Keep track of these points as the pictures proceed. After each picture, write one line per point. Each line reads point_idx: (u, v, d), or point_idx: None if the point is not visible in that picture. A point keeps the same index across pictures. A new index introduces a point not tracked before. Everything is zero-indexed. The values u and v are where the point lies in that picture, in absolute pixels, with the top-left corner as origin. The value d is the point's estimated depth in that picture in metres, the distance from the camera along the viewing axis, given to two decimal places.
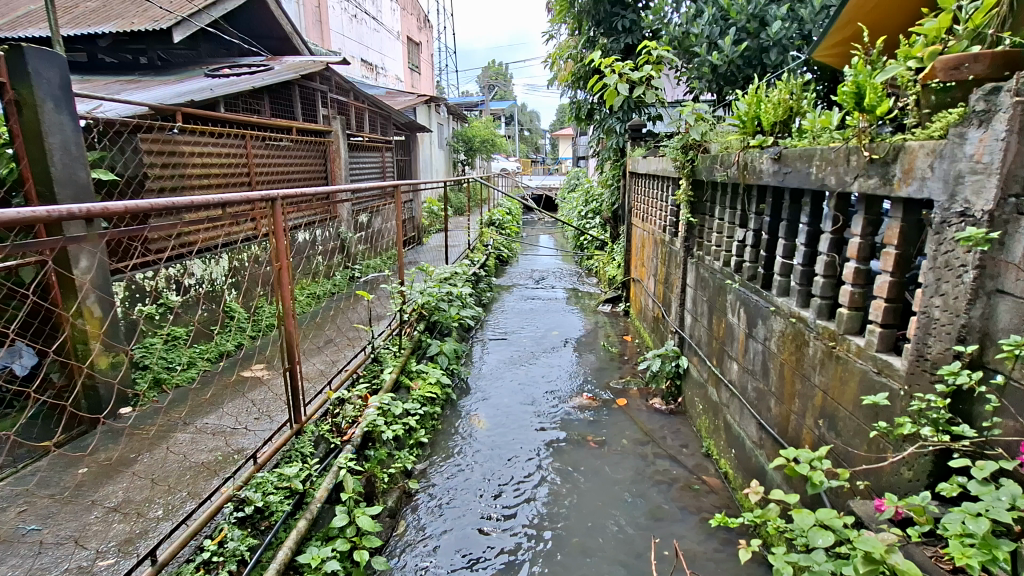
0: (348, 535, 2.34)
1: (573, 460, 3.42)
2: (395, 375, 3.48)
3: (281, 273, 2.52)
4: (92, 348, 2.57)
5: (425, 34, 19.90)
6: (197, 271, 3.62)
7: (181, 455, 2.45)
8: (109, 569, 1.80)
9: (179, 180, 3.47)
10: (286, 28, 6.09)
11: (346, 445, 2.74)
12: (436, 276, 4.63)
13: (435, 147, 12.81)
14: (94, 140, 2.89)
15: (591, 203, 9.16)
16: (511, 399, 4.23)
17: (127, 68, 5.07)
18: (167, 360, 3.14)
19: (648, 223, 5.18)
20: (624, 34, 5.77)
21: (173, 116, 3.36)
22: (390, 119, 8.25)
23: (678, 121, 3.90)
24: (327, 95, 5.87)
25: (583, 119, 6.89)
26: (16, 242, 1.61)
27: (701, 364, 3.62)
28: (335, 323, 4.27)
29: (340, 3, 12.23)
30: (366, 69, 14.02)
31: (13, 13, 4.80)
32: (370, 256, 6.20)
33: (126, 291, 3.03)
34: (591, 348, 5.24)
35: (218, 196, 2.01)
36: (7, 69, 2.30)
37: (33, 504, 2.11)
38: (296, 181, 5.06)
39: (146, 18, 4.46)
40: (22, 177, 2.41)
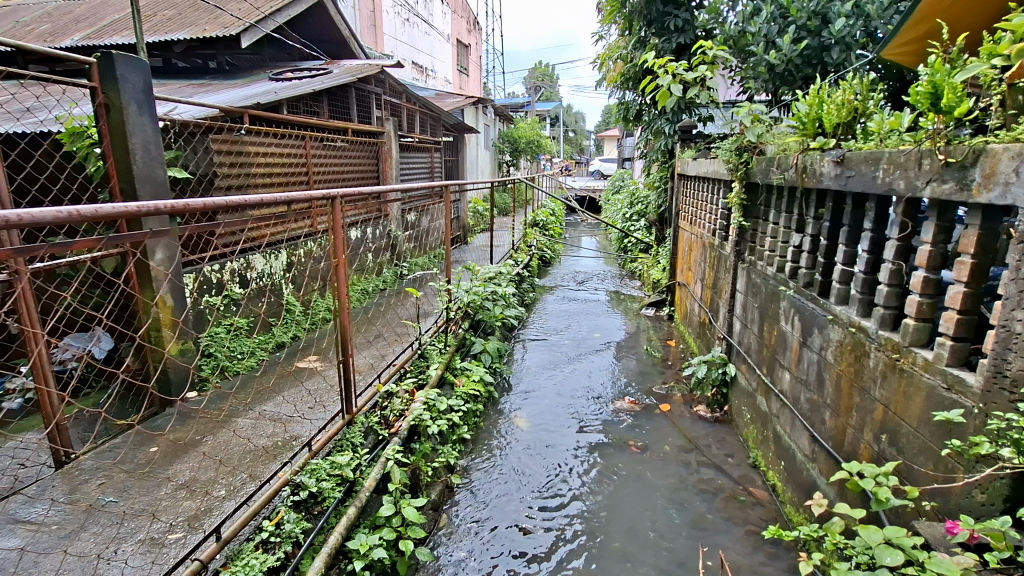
0: (394, 525, 2.42)
1: (615, 463, 3.40)
2: (440, 371, 3.56)
3: (338, 269, 2.63)
4: (165, 335, 2.72)
5: (475, 36, 20.17)
6: (259, 266, 3.82)
7: (243, 439, 2.58)
8: (179, 543, 1.92)
9: (244, 178, 3.65)
10: (343, 32, 6.30)
11: (394, 437, 2.82)
12: (481, 275, 4.69)
13: (481, 147, 12.94)
14: (171, 140, 3.09)
15: (636, 205, 9.05)
16: (553, 399, 4.24)
17: (197, 72, 5.37)
18: (231, 349, 3.33)
19: (697, 226, 5.08)
20: (676, 34, 5.66)
21: (240, 117, 3.55)
22: (439, 120, 8.40)
23: (733, 122, 3.80)
24: (380, 97, 6.04)
25: (631, 119, 6.81)
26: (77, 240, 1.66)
27: (750, 373, 3.52)
28: (384, 319, 4.41)
29: (393, 7, 12.54)
30: (416, 70, 14.31)
31: (100, 21, 5.18)
32: (416, 254, 6.34)
33: (196, 283, 3.22)
34: (633, 351, 5.18)
35: (285, 195, 2.13)
36: (98, 75, 2.48)
37: (111, 478, 2.28)
38: (350, 180, 5.24)
39: (217, 25, 4.72)
40: (108, 174, 2.60)
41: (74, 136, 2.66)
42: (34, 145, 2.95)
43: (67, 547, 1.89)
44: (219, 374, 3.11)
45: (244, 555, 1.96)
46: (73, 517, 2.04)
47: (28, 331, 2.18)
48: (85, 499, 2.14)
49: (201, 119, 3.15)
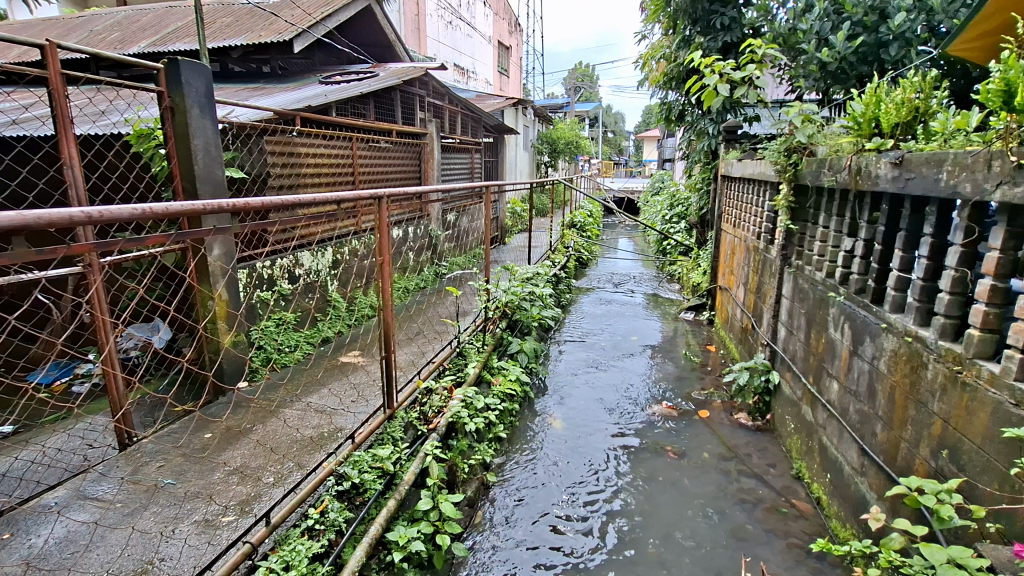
0: (432, 519, 2.47)
1: (652, 469, 3.35)
2: (478, 370, 3.61)
3: (382, 267, 2.71)
4: (220, 327, 2.85)
5: (516, 38, 20.27)
6: (307, 262, 3.95)
7: (291, 428, 2.69)
8: (232, 525, 2.01)
9: (295, 178, 3.79)
10: (390, 36, 6.46)
11: (433, 433, 2.88)
12: (520, 275, 4.71)
13: (520, 149, 12.98)
14: (229, 142, 3.23)
15: (677, 206, 8.89)
16: (589, 401, 4.22)
17: (252, 76, 5.60)
18: (280, 342, 3.46)
19: (740, 229, 4.95)
20: (722, 32, 5.53)
21: (293, 120, 3.69)
22: (479, 121, 8.48)
23: (781, 122, 3.68)
24: (423, 99, 6.16)
25: (674, 120, 6.71)
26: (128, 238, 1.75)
27: (795, 381, 3.40)
28: (425, 316, 4.50)
29: (436, 11, 12.77)
30: (458, 71, 14.50)
31: (166, 29, 5.49)
32: (455, 254, 6.42)
33: (249, 278, 3.36)
34: (671, 355, 5.09)
35: (335, 195, 2.23)
36: (165, 80, 2.63)
37: (170, 461, 2.41)
38: (393, 181, 5.35)
39: (272, 31, 4.92)
40: (172, 174, 2.75)
41: (141, 137, 2.82)
42: (107, 146, 3.14)
43: (132, 523, 2.02)
44: (269, 365, 3.25)
45: (291, 540, 2.04)
46: (136, 497, 2.17)
47: (100, 321, 2.32)
48: (146, 480, 2.28)
49: (257, 121, 3.29)
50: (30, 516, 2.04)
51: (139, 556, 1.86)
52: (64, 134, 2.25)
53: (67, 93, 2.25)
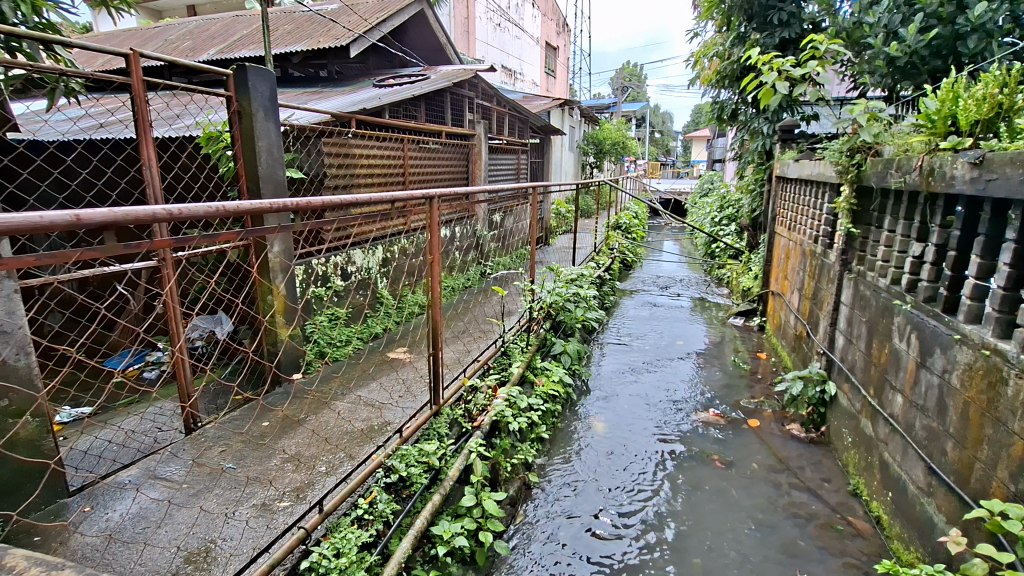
0: (475, 515, 2.51)
1: (697, 477, 3.27)
2: (522, 369, 3.63)
3: (432, 265, 2.76)
4: (277, 320, 2.97)
5: (564, 38, 20.22)
6: (358, 260, 4.07)
7: (342, 420, 2.78)
8: (287, 511, 2.11)
9: (349, 179, 3.92)
10: (441, 39, 6.57)
11: (477, 431, 2.91)
12: (564, 276, 4.69)
13: (566, 149, 12.92)
14: (290, 144, 3.37)
15: (727, 208, 8.63)
16: (633, 405, 4.15)
17: (310, 80, 5.84)
18: (332, 336, 3.59)
19: (796, 232, 4.75)
20: (779, 28, 5.34)
21: (348, 122, 3.81)
22: (527, 122, 8.49)
23: (844, 121, 3.52)
24: (472, 100, 6.22)
25: (726, 119, 6.52)
26: (204, 235, 1.84)
27: (854, 393, 3.22)
28: (470, 315, 4.56)
29: (485, 13, 12.91)
30: (506, 73, 14.59)
31: (232, 37, 5.80)
32: (500, 254, 6.47)
33: (305, 274, 3.47)
34: (718, 362, 4.95)
35: (389, 195, 2.30)
36: (233, 85, 2.76)
37: (231, 446, 2.54)
38: (441, 181, 5.44)
39: (330, 37, 5.12)
40: (238, 174, 2.89)
41: (210, 140, 2.98)
42: (180, 148, 3.36)
43: (198, 503, 2.14)
44: (321, 358, 3.37)
45: (342, 528, 2.10)
46: (200, 479, 2.29)
47: (171, 311, 2.47)
48: (209, 463, 2.41)
49: (316, 124, 3.42)
50: (108, 491, 2.20)
51: (204, 534, 1.97)
52: (144, 136, 2.40)
53: (147, 97, 2.39)
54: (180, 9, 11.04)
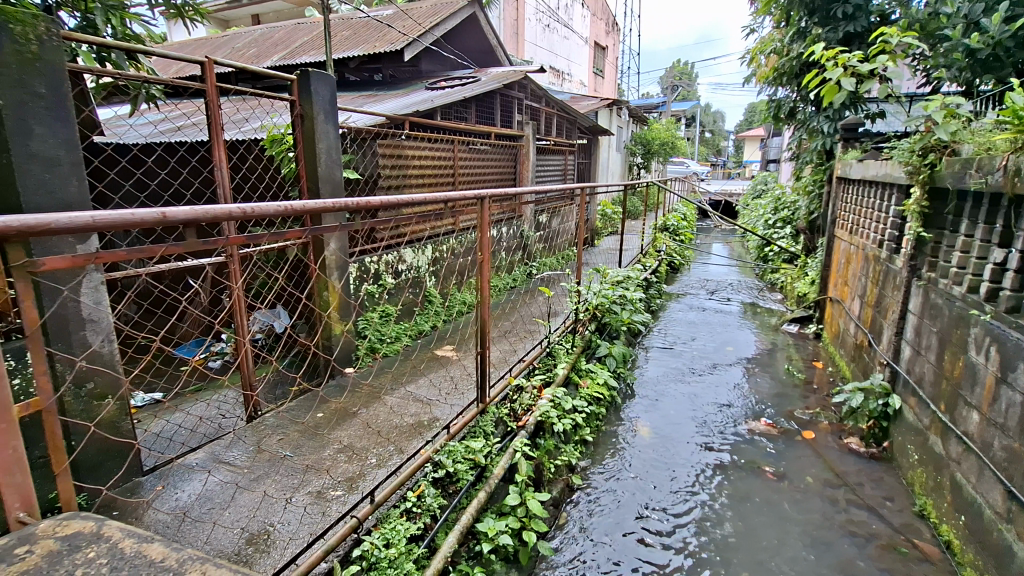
0: (519, 515, 2.52)
1: (748, 488, 3.16)
2: (567, 371, 3.62)
3: (482, 265, 2.79)
4: (331, 316, 3.06)
5: (613, 38, 20.00)
6: (408, 259, 4.15)
7: (391, 414, 2.85)
8: (340, 500, 2.18)
9: (401, 180, 4.01)
10: (492, 41, 6.64)
11: (522, 430, 2.92)
12: (611, 278, 4.64)
13: (613, 150, 12.77)
14: (348, 145, 3.49)
15: (782, 211, 8.29)
16: (679, 411, 4.06)
17: (364, 84, 6.03)
18: (381, 333, 3.68)
19: (858, 236, 4.51)
20: (844, 22, 5.07)
21: (402, 124, 3.91)
22: (575, 123, 8.44)
23: (917, 119, 3.32)
24: (522, 102, 6.24)
25: (783, 118, 6.28)
26: (273, 232, 1.95)
27: (922, 408, 3.03)
28: (515, 316, 4.58)
29: (535, 15, 12.95)
30: (553, 74, 14.58)
31: (293, 44, 6.07)
32: (545, 255, 6.46)
33: (359, 272, 3.57)
34: (770, 370, 4.76)
35: (443, 196, 2.36)
36: (297, 90, 2.89)
37: (288, 435, 2.65)
38: (489, 182, 5.49)
39: (385, 42, 5.28)
40: (300, 175, 3.02)
41: (274, 142, 3.12)
42: (247, 150, 3.54)
43: (258, 488, 2.25)
44: (371, 353, 3.47)
45: (392, 519, 2.16)
46: (260, 465, 2.41)
47: (237, 304, 2.60)
48: (268, 449, 2.53)
49: (371, 126, 3.53)
50: (178, 472, 2.34)
51: (263, 517, 2.07)
52: (216, 138, 2.54)
53: (220, 101, 2.54)
54: (245, 19, 11.64)
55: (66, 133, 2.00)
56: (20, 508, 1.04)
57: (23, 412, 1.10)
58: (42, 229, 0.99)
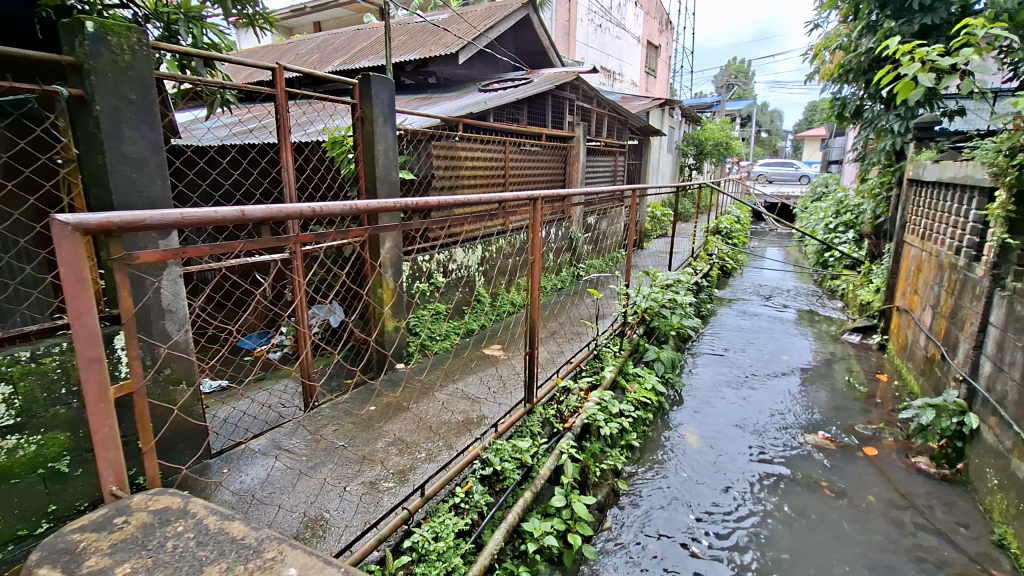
0: (564, 517, 2.51)
1: (803, 503, 3.02)
2: (615, 374, 3.58)
3: (533, 265, 2.79)
4: (384, 313, 3.16)
5: (666, 37, 19.61)
6: (459, 259, 4.21)
7: (440, 411, 2.90)
8: (392, 491, 2.24)
9: (454, 180, 4.08)
10: (545, 42, 6.65)
11: (569, 432, 2.92)
12: (660, 282, 4.55)
13: (664, 151, 12.51)
14: (404, 147, 3.59)
15: (845, 214, 7.89)
16: (730, 420, 3.92)
17: (418, 86, 6.17)
18: (431, 330, 3.76)
19: (932, 241, 4.23)
20: (920, 15, 4.78)
21: (457, 126, 3.98)
22: (627, 124, 8.34)
23: (1004, 116, 3.08)
24: (573, 103, 6.22)
25: (849, 117, 5.98)
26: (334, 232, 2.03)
27: (1003, 429, 2.80)
28: (562, 317, 4.57)
29: (587, 15, 12.90)
30: (604, 74, 14.46)
31: (353, 49, 6.29)
32: (593, 256, 6.41)
33: (411, 270, 3.66)
34: (829, 381, 4.53)
35: (496, 196, 2.38)
36: (358, 94, 2.99)
37: (342, 426, 2.74)
38: (539, 183, 5.49)
39: (441, 45, 5.40)
40: (359, 176, 3.13)
41: (335, 143, 3.23)
42: (311, 151, 3.71)
43: (315, 475, 2.34)
44: (421, 350, 3.54)
45: (441, 513, 2.20)
46: (317, 453, 2.51)
47: (299, 299, 2.72)
48: (323, 439, 2.63)
49: (427, 128, 3.61)
50: (242, 456, 2.48)
51: (319, 504, 2.16)
52: (284, 140, 2.67)
53: (288, 105, 2.66)
54: (307, 26, 12.19)
55: (153, 137, 2.15)
56: (112, 483, 1.12)
57: (117, 394, 1.19)
58: (137, 225, 1.10)
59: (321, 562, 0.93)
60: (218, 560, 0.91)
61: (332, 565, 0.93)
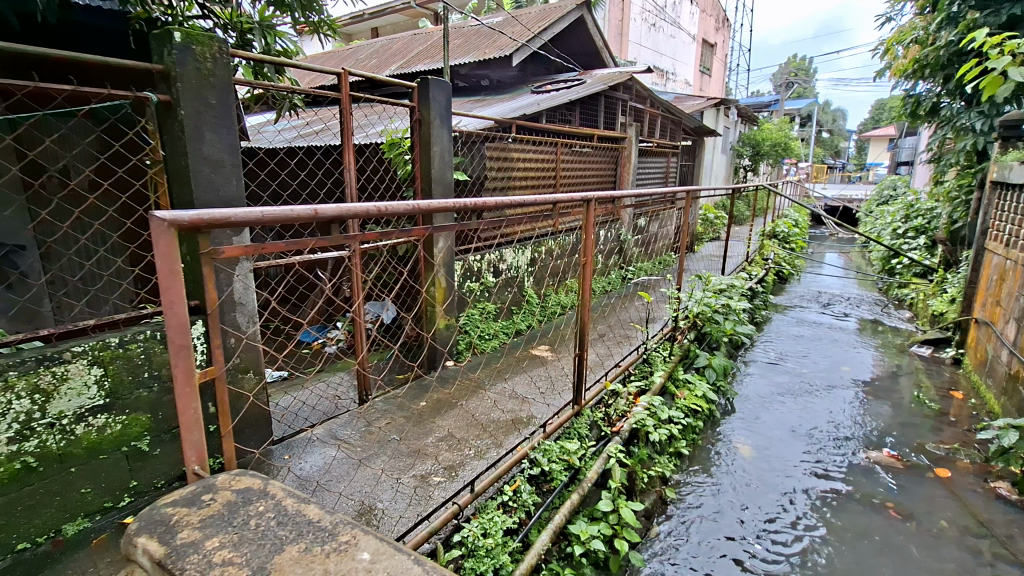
0: (611, 522, 2.48)
1: (865, 524, 2.86)
2: (664, 379, 3.52)
3: (585, 267, 2.77)
4: (437, 312, 3.24)
5: (723, 34, 19.01)
6: (510, 259, 4.24)
7: (488, 409, 2.93)
8: (443, 486, 2.29)
9: (506, 181, 4.11)
10: (598, 42, 6.60)
11: (617, 436, 2.89)
12: (714, 286, 4.43)
13: (718, 152, 12.14)
14: (458, 148, 3.66)
15: (915, 219, 7.42)
16: (784, 431, 3.77)
17: (471, 89, 6.25)
18: (481, 329, 3.81)
19: (1017, 249, 3.91)
20: (1009, 4, 4.43)
21: (510, 127, 4.02)
22: (680, 124, 8.16)
23: None
24: (626, 103, 6.14)
25: (924, 116, 5.62)
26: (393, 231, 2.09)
27: None
28: (610, 320, 4.53)
29: (640, 14, 12.70)
30: (657, 74, 14.19)
31: (409, 54, 6.47)
32: (642, 259, 6.31)
33: (463, 270, 3.72)
34: (895, 396, 4.28)
35: (551, 196, 2.38)
36: (416, 97, 3.07)
37: (395, 420, 2.82)
38: (589, 185, 5.46)
39: (495, 49, 5.47)
40: (415, 177, 3.21)
41: (393, 146, 3.31)
42: (371, 153, 3.84)
43: (369, 466, 2.42)
44: (471, 348, 3.60)
45: (489, 510, 2.22)
46: (371, 444, 2.59)
47: (357, 296, 2.82)
48: (376, 432, 2.71)
49: (481, 130, 3.67)
50: (300, 444, 2.59)
51: (373, 494, 2.22)
52: (346, 143, 2.77)
53: (352, 108, 2.76)
54: (364, 32, 12.61)
55: (230, 139, 2.28)
56: (195, 463, 1.21)
57: (201, 379, 1.27)
58: (224, 222, 1.16)
59: (391, 548, 0.97)
60: (297, 540, 0.97)
61: (401, 551, 0.97)
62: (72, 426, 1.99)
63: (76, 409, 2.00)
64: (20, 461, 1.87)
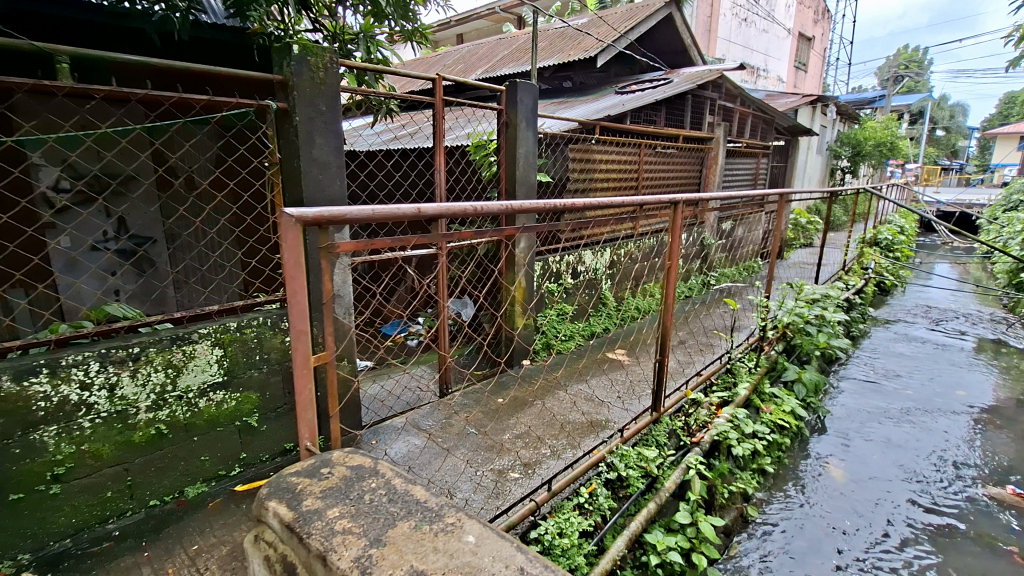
0: (688, 534, 2.40)
1: (981, 567, 2.56)
2: (749, 391, 3.35)
3: (670, 272, 2.70)
4: (516, 311, 3.30)
5: (822, 26, 17.72)
6: (588, 261, 4.23)
7: (565, 410, 2.94)
8: (520, 483, 2.32)
9: (588, 183, 4.11)
10: (687, 40, 6.40)
11: (697, 447, 2.79)
12: (808, 295, 4.16)
13: (813, 152, 11.35)
14: (542, 150, 3.70)
15: None
16: (884, 455, 3.45)
17: (553, 91, 6.29)
18: (558, 330, 3.83)
19: None
20: None
21: (594, 129, 4.00)
22: (773, 124, 7.72)
23: None
24: (715, 102, 5.90)
25: None
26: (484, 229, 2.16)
27: None
28: (691, 326, 4.39)
29: (730, 9, 12.18)
30: (746, 71, 13.52)
31: (494, 58, 6.63)
32: (725, 265, 6.03)
33: (543, 270, 3.76)
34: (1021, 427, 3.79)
35: (639, 198, 2.35)
36: (504, 100, 3.14)
37: (473, 415, 2.90)
38: (673, 186, 5.33)
39: (580, 50, 5.48)
40: (500, 178, 3.28)
41: (479, 147, 3.40)
42: (459, 155, 3.99)
43: (449, 456, 2.51)
44: (548, 349, 3.64)
45: (565, 510, 2.23)
46: (450, 436, 2.68)
47: (442, 293, 2.93)
48: (456, 425, 2.80)
49: (565, 132, 3.69)
50: (386, 430, 2.74)
51: (453, 484, 2.30)
52: (438, 145, 2.89)
53: (444, 112, 2.87)
54: (451, 39, 13.11)
55: (336, 142, 2.46)
56: (308, 438, 1.33)
57: (316, 363, 1.39)
58: (342, 219, 1.25)
59: (494, 534, 1.02)
60: (407, 517, 1.03)
61: (503, 538, 1.01)
62: (196, 399, 2.23)
63: (200, 385, 2.24)
64: (154, 428, 2.12)
